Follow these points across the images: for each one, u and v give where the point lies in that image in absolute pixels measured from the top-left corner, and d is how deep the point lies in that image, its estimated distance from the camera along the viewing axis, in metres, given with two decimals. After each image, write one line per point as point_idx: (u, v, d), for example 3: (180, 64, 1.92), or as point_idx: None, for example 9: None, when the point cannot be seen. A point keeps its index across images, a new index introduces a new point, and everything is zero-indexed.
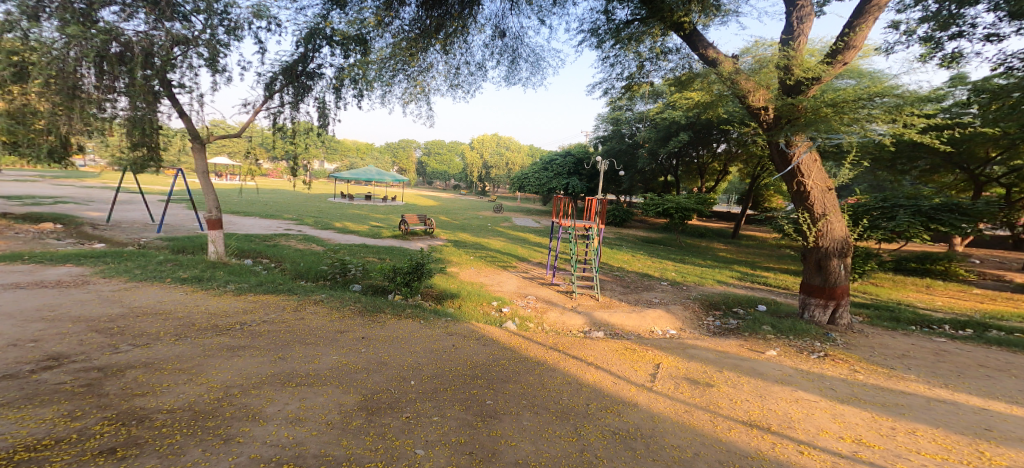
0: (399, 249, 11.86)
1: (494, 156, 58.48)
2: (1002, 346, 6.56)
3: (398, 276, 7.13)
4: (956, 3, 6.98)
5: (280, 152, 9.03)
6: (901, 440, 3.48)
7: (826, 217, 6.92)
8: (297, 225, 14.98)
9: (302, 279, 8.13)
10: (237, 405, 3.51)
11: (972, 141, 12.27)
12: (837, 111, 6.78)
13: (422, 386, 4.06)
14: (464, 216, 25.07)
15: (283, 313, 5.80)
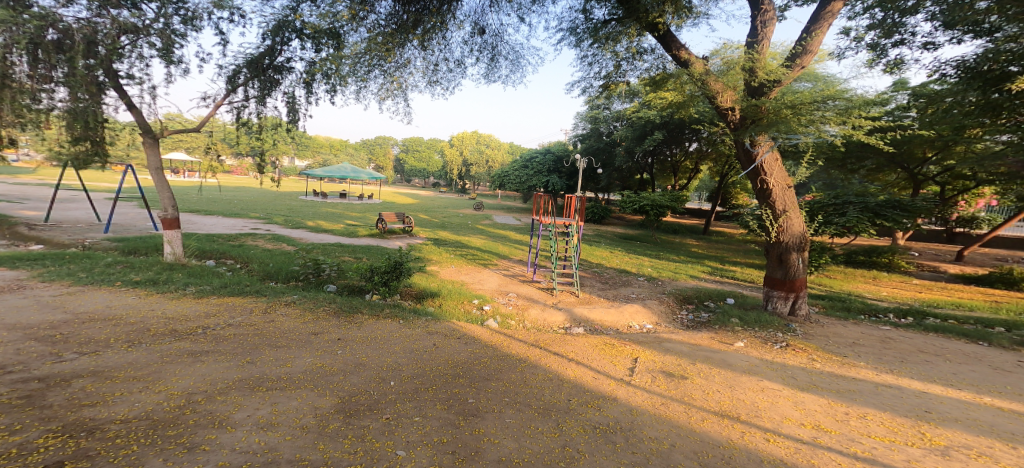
0: (377, 248, 11.64)
1: (473, 154, 58.14)
2: (938, 332, 7.08)
3: (376, 275, 7.02)
4: (898, 12, 7.41)
5: (245, 148, 8.68)
6: (854, 425, 3.70)
7: (786, 214, 7.25)
8: (266, 225, 14.48)
9: (272, 279, 7.87)
10: (201, 412, 3.38)
11: (911, 142, 13.16)
12: (796, 113, 7.09)
13: (402, 387, 4.02)
14: (444, 214, 24.88)
15: (251, 316, 5.60)
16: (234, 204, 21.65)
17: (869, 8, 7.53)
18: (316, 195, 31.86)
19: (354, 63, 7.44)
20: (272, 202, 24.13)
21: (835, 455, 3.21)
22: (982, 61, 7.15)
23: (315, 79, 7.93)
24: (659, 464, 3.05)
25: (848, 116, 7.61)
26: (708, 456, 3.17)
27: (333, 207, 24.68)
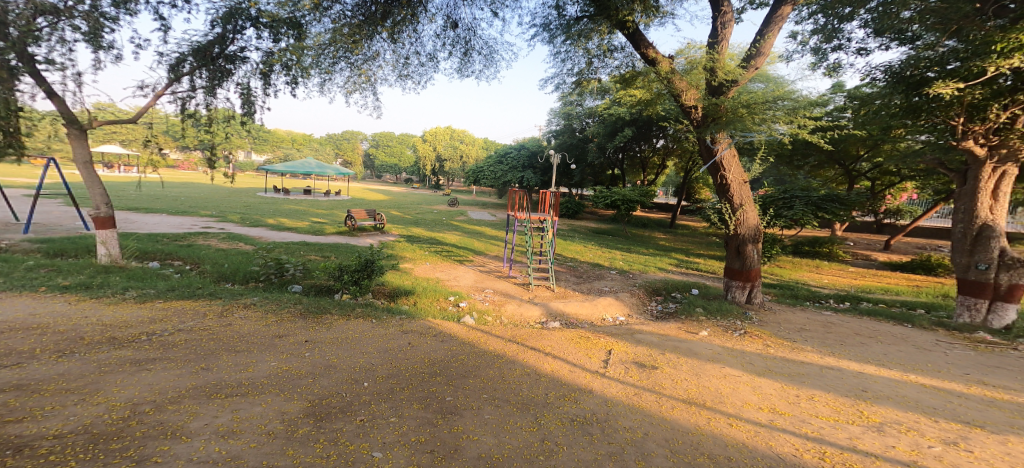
0: (346, 246, 11.29)
1: (445, 149, 57.46)
2: (871, 315, 7.72)
3: (345, 274, 6.78)
4: (837, 19, 7.93)
5: (193, 141, 8.19)
6: (803, 406, 3.96)
7: (742, 207, 7.60)
8: (220, 223, 13.70)
9: (229, 281, 7.48)
10: (150, 423, 3.17)
11: (848, 141, 14.17)
12: (750, 112, 7.42)
13: (375, 388, 3.94)
14: (418, 210, 24.53)
15: (205, 320, 5.29)
16: (188, 201, 20.40)
17: (812, 13, 8.02)
18: (278, 191, 30.55)
19: (316, 54, 7.18)
20: (229, 200, 22.87)
21: (789, 436, 3.41)
22: (905, 67, 7.54)
23: (272, 70, 7.55)
24: (634, 453, 3.15)
25: (794, 116, 8.08)
26: (678, 443, 3.30)
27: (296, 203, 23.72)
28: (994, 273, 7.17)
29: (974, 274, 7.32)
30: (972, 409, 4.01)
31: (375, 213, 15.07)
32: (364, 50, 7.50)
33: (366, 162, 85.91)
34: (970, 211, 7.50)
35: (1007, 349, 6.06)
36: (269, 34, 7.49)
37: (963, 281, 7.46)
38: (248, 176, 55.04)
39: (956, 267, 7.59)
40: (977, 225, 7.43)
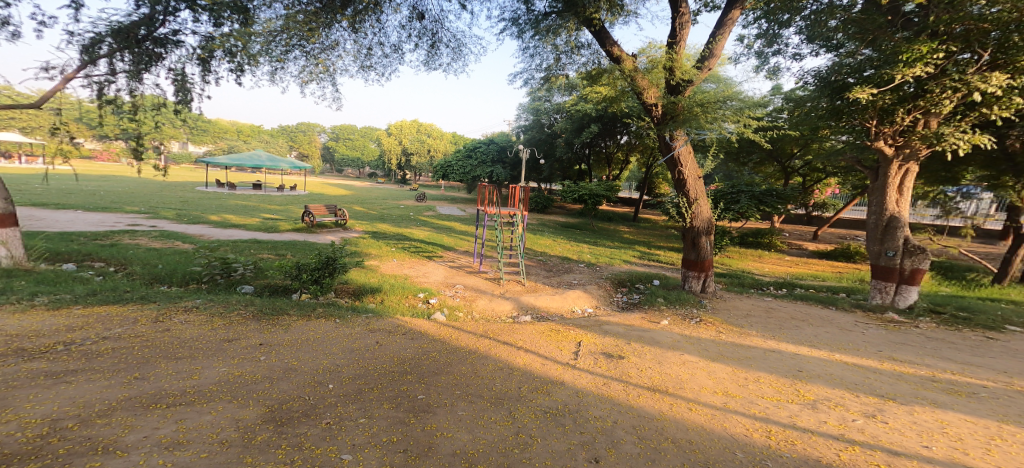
0: (307, 243, 10.75)
1: (410, 143, 56.15)
2: (805, 300, 8.43)
3: (304, 272, 6.42)
4: (777, 25, 8.55)
5: (112, 131, 7.42)
6: (751, 388, 4.27)
7: (697, 202, 8.03)
8: (151, 220, 12.56)
9: (163, 283, 6.88)
10: (75, 439, 2.88)
11: (784, 140, 15.32)
12: (704, 111, 7.77)
13: (341, 389, 3.80)
14: (382, 205, 23.89)
15: (136, 326, 4.85)
16: (118, 196, 18.57)
17: (757, 18, 8.55)
18: (226, 185, 28.57)
19: (264, 40, 6.78)
20: (166, 194, 21.04)
21: (740, 418, 3.67)
22: (831, 71, 8.35)
23: (212, 56, 7.02)
24: (605, 441, 3.26)
25: (741, 115, 8.60)
26: (644, 429, 3.45)
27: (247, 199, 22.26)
28: (901, 259, 8.02)
29: (884, 260, 8.16)
30: (885, 383, 4.51)
31: (336, 209, 14.41)
32: (321, 40, 7.31)
33: (326, 155, 82.34)
34: (881, 204, 8.39)
35: (913, 327, 6.84)
36: (209, 18, 6.94)
37: (875, 267, 8.31)
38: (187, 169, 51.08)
39: (870, 255, 8.42)
40: (887, 216, 8.32)
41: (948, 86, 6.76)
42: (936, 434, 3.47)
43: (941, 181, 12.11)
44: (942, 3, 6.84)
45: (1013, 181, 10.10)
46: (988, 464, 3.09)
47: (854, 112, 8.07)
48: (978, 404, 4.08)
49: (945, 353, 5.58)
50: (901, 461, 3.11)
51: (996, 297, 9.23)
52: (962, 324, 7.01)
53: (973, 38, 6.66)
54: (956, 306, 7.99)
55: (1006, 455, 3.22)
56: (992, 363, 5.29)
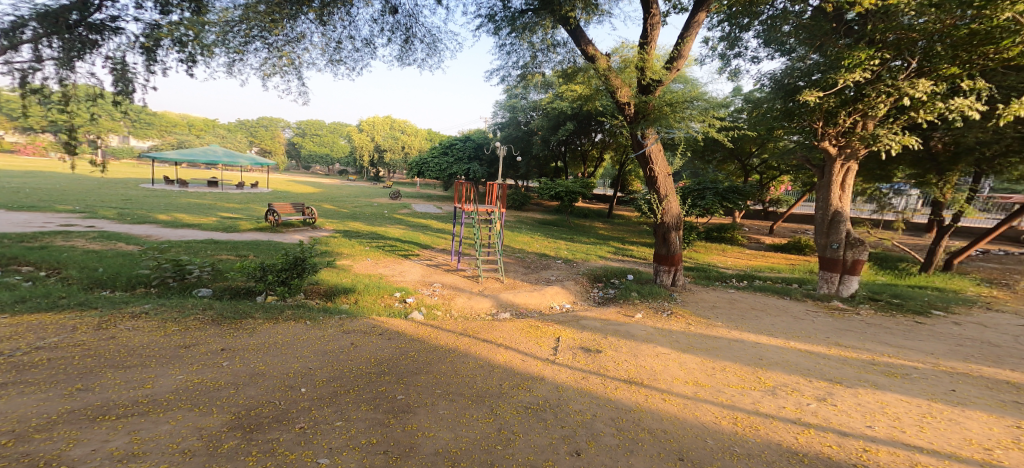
0: (273, 243, 10.29)
1: (381, 139, 54.81)
2: (765, 291, 8.90)
3: (270, 274, 6.12)
4: (738, 28, 9.00)
5: (39, 122, 6.77)
6: (719, 377, 4.47)
7: (667, 198, 8.30)
8: (88, 220, 11.59)
9: (106, 289, 6.37)
10: (12, 456, 2.64)
11: (743, 139, 16.11)
12: (672, 110, 8.01)
13: (315, 393, 3.68)
14: (353, 203, 23.26)
15: (75, 334, 4.46)
16: (51, 194, 17.04)
17: (720, 21, 8.95)
18: (176, 183, 26.79)
19: (220, 30, 6.47)
20: (107, 192, 19.48)
21: (710, 406, 3.83)
22: (785, 74, 8.90)
23: (157, 45, 6.56)
24: (585, 434, 3.32)
25: (706, 115, 8.92)
26: (622, 421, 3.54)
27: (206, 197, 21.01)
28: (844, 251, 8.62)
29: (830, 252, 8.75)
30: (834, 368, 4.85)
31: (303, 208, 14.16)
32: (285, 32, 7.17)
33: (289, 151, 78.94)
34: (826, 200, 8.97)
35: (855, 314, 7.41)
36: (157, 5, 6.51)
37: (822, 258, 8.88)
38: (133, 165, 47.58)
39: (818, 247, 8.99)
40: (832, 211, 8.90)
41: (883, 91, 7.32)
42: (878, 415, 3.77)
43: (877, 179, 13.13)
44: (879, 13, 7.47)
45: (936, 178, 11.23)
46: (922, 440, 3.38)
47: (803, 114, 8.59)
48: (911, 385, 4.46)
49: (884, 338, 6.06)
50: (849, 441, 3.35)
51: (925, 285, 10.12)
52: (896, 310, 7.65)
53: (903, 46, 7.24)
54: (891, 294, 8.71)
55: (936, 431, 3.54)
56: (922, 345, 5.81)
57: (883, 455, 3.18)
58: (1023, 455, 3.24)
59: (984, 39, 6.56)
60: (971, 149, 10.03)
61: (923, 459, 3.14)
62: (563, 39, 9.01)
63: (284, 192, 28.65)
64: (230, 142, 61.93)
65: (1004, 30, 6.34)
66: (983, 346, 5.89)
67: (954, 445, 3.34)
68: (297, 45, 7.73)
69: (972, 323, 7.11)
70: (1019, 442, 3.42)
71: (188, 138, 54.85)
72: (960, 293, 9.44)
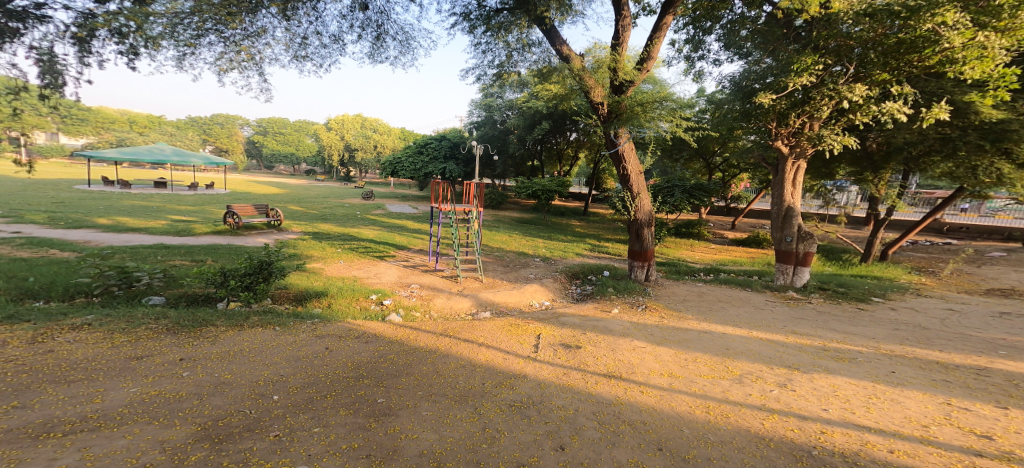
0: (235, 247, 9.79)
1: (351, 138, 53.30)
2: (730, 283, 9.30)
3: (233, 279, 5.78)
4: (701, 31, 9.37)
5: None
6: (691, 368, 4.63)
7: (638, 196, 8.51)
8: (17, 225, 10.58)
9: (39, 300, 5.83)
10: None
11: (707, 138, 16.80)
12: (642, 110, 8.21)
13: (288, 400, 3.60)
14: (323, 204, 22.49)
15: (7, 349, 4.07)
16: None
17: (685, 24, 9.28)
18: (119, 184, 24.98)
19: (168, 22, 6.08)
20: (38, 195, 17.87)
21: (684, 396, 3.98)
22: (743, 78, 9.43)
23: (92, 35, 6.06)
24: (568, 429, 3.36)
25: (674, 116, 9.18)
26: (603, 414, 3.61)
27: (158, 199, 19.74)
28: (797, 244, 9.12)
29: (784, 245, 9.25)
30: (792, 355, 5.14)
31: (268, 209, 13.62)
32: (243, 25, 6.83)
33: (249, 151, 75.50)
34: (779, 196, 9.48)
35: (808, 303, 7.90)
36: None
37: (777, 251, 9.37)
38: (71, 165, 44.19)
39: (773, 241, 9.48)
40: (785, 207, 9.41)
41: (826, 95, 7.81)
42: (831, 398, 4.03)
43: (823, 176, 14.03)
44: (822, 21, 7.91)
45: (871, 175, 12.07)
46: (869, 420, 3.65)
47: (758, 115, 9.06)
48: (858, 368, 4.80)
49: (834, 325, 6.49)
50: (809, 424, 3.56)
51: (866, 274, 10.91)
52: (843, 298, 8.21)
53: (843, 53, 7.76)
54: (838, 283, 9.35)
55: (880, 411, 3.83)
56: (865, 331, 6.27)
57: (837, 436, 3.40)
58: (953, 430, 3.55)
59: (910, 48, 7.11)
60: (899, 148, 10.85)
61: (871, 438, 3.39)
62: (537, 39, 9.06)
63: (245, 193, 27.40)
64: (182, 141, 58.51)
65: (926, 40, 6.87)
66: (915, 330, 6.43)
67: (896, 423, 3.63)
68: (256, 39, 7.51)
69: (906, 308, 7.75)
70: (950, 418, 3.75)
71: (131, 136, 51.15)
72: (894, 281, 10.25)
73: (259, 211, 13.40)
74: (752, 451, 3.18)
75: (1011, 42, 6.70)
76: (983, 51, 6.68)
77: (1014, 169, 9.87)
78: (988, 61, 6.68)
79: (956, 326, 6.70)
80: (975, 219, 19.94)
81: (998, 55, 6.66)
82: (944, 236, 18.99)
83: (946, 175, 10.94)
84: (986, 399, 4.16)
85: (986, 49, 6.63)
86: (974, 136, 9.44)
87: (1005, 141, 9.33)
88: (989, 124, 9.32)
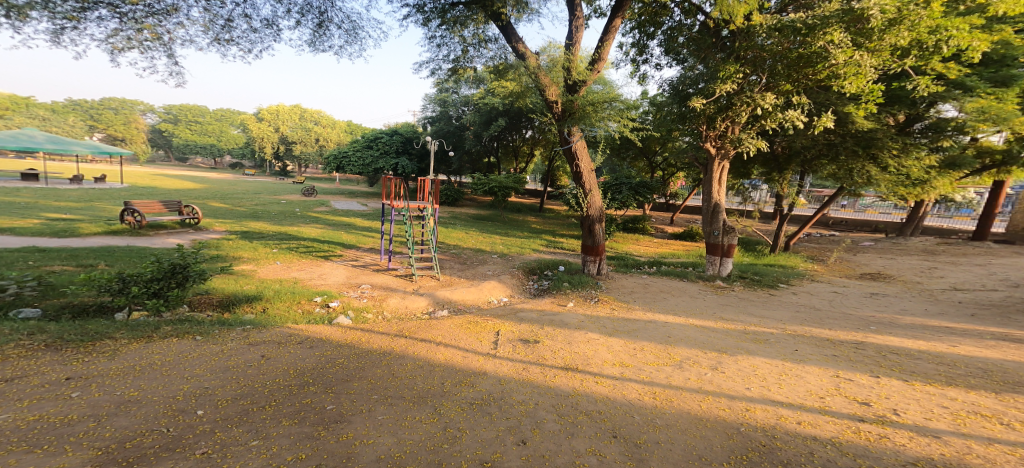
0: (137, 249, 8.73)
1: (290, 132, 49.98)
2: (670, 275, 9.89)
3: (136, 285, 5.13)
4: (645, 36, 9.82)
5: None
6: (640, 357, 4.88)
7: (589, 193, 8.80)
8: None
9: None
10: None
11: (649, 139, 17.78)
12: (593, 109, 8.45)
13: (216, 414, 3.31)
14: (257, 203, 20.08)
15: None
16: None
17: (631, 29, 9.72)
18: None
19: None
20: None
21: (635, 384, 4.18)
22: (680, 82, 9.86)
23: None
24: (529, 423, 3.41)
25: (623, 116, 9.48)
26: (562, 406, 3.70)
27: (32, 195, 17.03)
28: (722, 237, 9.89)
29: (711, 239, 10.00)
30: (720, 339, 5.59)
31: (180, 206, 12.37)
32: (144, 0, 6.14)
33: (153, 140, 66.96)
34: (708, 194, 10.18)
35: (731, 290, 8.63)
36: None
37: (706, 244, 10.12)
38: None
39: (703, 234, 10.19)
40: (713, 203, 10.13)
41: (745, 101, 8.59)
42: (752, 378, 4.44)
43: (742, 176, 15.38)
44: (743, 34, 8.55)
45: (777, 175, 13.44)
46: (782, 396, 4.07)
47: (691, 117, 9.65)
48: (771, 348, 5.33)
49: (752, 310, 7.17)
50: (737, 403, 3.90)
51: (774, 263, 12.14)
52: (759, 286, 9.06)
53: (757, 63, 8.52)
54: (754, 271, 10.31)
55: (789, 386, 4.28)
56: (774, 314, 6.99)
57: (759, 412, 3.76)
58: (843, 399, 4.06)
59: (807, 62, 7.93)
60: (797, 152, 12.19)
61: (785, 412, 3.77)
62: (493, 35, 9.01)
63: (148, 187, 24.49)
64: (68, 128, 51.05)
65: (819, 56, 7.73)
66: (812, 311, 7.27)
67: (801, 397, 4.07)
68: (164, 18, 6.81)
69: (804, 292, 8.76)
70: (840, 389, 4.28)
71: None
72: (796, 269, 11.51)
73: (169, 209, 12.13)
74: (693, 432, 3.42)
75: (880, 61, 7.75)
76: (859, 69, 7.61)
77: (879, 171, 11.10)
78: (861, 78, 7.63)
79: (841, 306, 7.67)
80: (853, 214, 22.91)
81: (868, 73, 7.63)
82: (829, 228, 21.56)
83: (830, 176, 12.00)
84: (865, 369, 4.80)
85: (860, 67, 7.58)
86: (850, 142, 10.96)
87: (872, 148, 10.87)
88: (862, 133, 10.83)
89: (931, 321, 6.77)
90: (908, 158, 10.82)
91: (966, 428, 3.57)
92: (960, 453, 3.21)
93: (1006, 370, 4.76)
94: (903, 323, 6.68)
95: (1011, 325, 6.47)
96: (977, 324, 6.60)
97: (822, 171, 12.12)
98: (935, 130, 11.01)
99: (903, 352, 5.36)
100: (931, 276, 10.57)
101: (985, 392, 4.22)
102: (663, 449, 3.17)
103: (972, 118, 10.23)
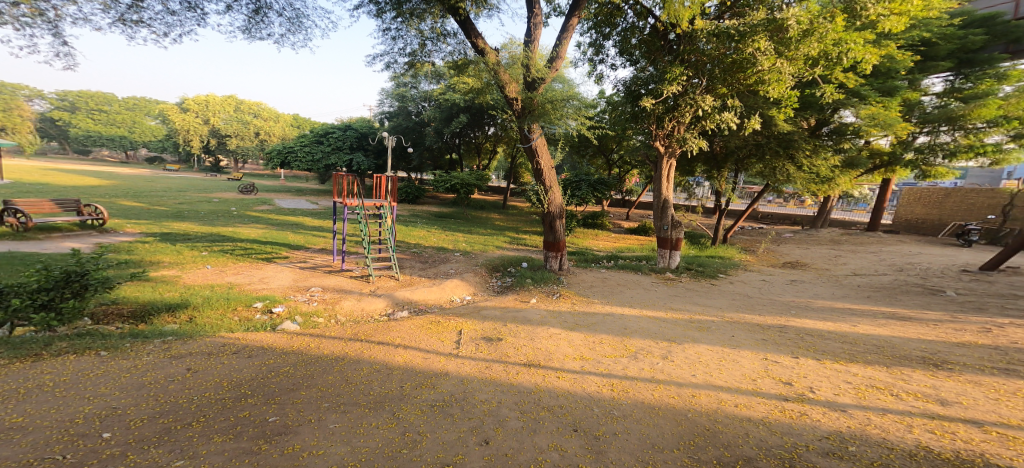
0: (22, 256, 7.72)
1: (224, 124, 46.58)
2: (627, 268, 10.23)
3: (18, 298, 4.49)
4: (600, 36, 10.00)
5: None
6: (598, 350, 5.00)
7: (550, 190, 8.90)
8: None
9: None
10: None
11: (605, 137, 18.30)
12: (552, 107, 8.58)
13: (129, 436, 3.03)
14: (177, 201, 18.49)
15: None
16: None
17: (588, 29, 9.91)
18: None
19: None
20: None
21: (594, 377, 4.29)
22: (632, 83, 10.16)
23: None
24: (492, 422, 3.41)
25: (579, 114, 9.65)
26: (525, 403, 3.73)
27: None
28: (672, 232, 10.37)
29: (662, 233, 10.45)
30: (669, 329, 5.86)
31: (80, 206, 11.12)
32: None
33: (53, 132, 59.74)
34: (659, 190, 10.60)
35: (680, 282, 9.08)
36: None
37: (657, 238, 10.55)
38: None
39: (654, 229, 10.61)
40: (663, 200, 10.56)
41: (688, 102, 9.03)
42: (697, 364, 4.70)
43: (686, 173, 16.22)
44: (686, 38, 8.95)
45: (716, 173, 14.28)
46: (722, 380, 4.34)
47: (643, 116, 10.10)
48: (712, 336, 5.67)
49: (698, 299, 7.59)
50: (683, 390, 4.12)
51: (715, 255, 12.91)
52: (704, 277, 9.60)
53: (699, 67, 8.99)
54: (698, 263, 10.91)
55: (727, 371, 4.58)
56: (715, 302, 7.45)
57: (703, 398, 3.98)
58: (772, 381, 4.38)
59: (740, 67, 8.48)
60: (732, 151, 12.96)
61: (724, 396, 4.02)
62: (452, 30, 8.85)
63: (41, 184, 21.65)
64: None
65: (749, 62, 8.29)
66: (745, 298, 7.83)
67: (737, 380, 4.37)
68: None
69: (741, 281, 9.40)
70: (768, 371, 4.62)
71: None
72: (732, 259, 12.33)
73: (65, 209, 10.85)
74: (647, 420, 3.57)
75: (796, 68, 8.49)
76: (780, 76, 8.27)
77: (796, 170, 12.09)
78: (781, 84, 8.33)
79: (768, 293, 8.32)
80: (779, 208, 24.91)
81: (788, 79, 8.34)
82: (759, 221, 23.28)
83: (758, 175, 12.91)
84: (788, 351, 5.22)
85: (781, 75, 8.24)
86: (774, 143, 11.90)
87: (791, 148, 11.87)
88: (784, 135, 11.78)
89: (838, 303, 7.52)
90: (819, 158, 11.82)
91: (866, 401, 3.98)
92: (862, 425, 3.57)
93: (895, 345, 5.35)
94: (818, 306, 7.35)
95: (899, 304, 7.32)
96: (874, 304, 7.39)
97: (750, 168, 13.00)
98: (838, 134, 12.06)
99: (817, 333, 5.89)
100: (836, 263, 11.68)
101: (880, 367, 4.73)
102: (620, 439, 3.28)
103: (866, 123, 11.46)
